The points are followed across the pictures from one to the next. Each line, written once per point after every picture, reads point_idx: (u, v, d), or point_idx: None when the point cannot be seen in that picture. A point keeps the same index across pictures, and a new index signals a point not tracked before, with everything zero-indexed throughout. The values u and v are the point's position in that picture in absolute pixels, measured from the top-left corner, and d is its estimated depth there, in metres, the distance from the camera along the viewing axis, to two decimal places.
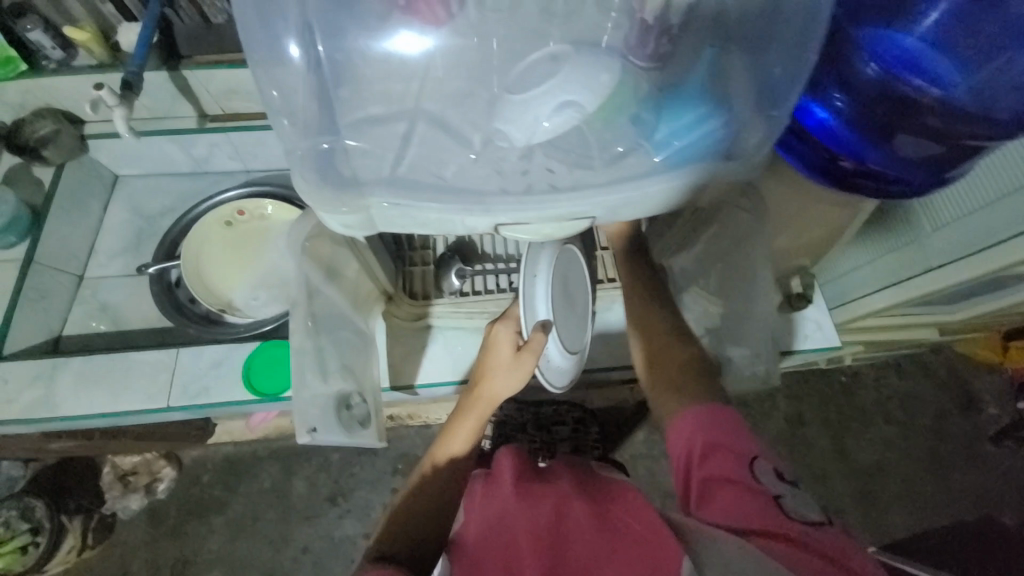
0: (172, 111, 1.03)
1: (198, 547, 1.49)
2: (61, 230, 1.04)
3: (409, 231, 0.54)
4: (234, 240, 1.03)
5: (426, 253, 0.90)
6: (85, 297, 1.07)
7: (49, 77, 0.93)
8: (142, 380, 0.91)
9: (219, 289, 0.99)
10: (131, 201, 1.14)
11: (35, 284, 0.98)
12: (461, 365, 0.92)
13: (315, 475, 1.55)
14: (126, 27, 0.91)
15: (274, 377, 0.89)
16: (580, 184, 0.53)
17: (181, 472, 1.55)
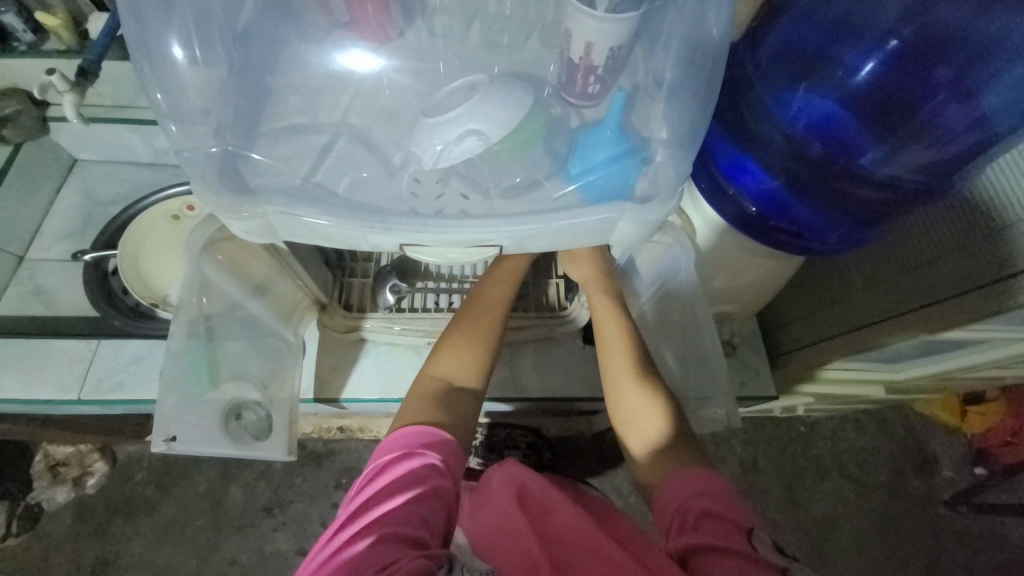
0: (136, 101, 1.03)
1: (121, 549, 1.42)
2: (8, 208, 1.02)
3: (313, 244, 0.53)
4: (178, 233, 1.00)
5: (368, 265, 0.89)
6: (24, 280, 1.04)
7: (12, 56, 0.93)
8: (57, 369, 0.89)
9: (160, 283, 0.97)
10: (86, 185, 1.12)
11: None
12: (389, 382, 0.90)
13: (254, 483, 1.49)
14: (96, 16, 0.92)
15: None
16: (489, 211, 0.53)
17: (115, 468, 1.48)
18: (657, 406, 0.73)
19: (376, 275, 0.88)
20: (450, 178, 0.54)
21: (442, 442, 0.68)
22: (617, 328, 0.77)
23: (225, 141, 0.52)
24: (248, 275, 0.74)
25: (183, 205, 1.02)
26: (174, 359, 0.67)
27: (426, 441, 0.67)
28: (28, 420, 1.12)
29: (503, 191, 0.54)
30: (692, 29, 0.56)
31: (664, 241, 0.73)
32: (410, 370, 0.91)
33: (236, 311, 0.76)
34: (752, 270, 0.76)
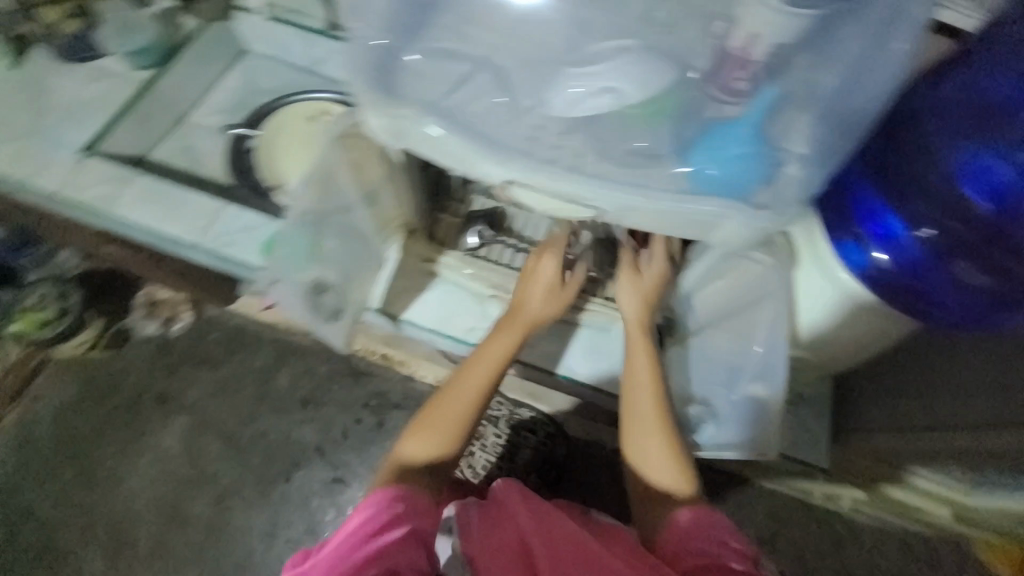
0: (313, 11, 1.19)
1: (181, 389, 1.68)
2: (184, 74, 1.18)
3: (431, 158, 0.58)
4: (306, 133, 1.11)
5: (460, 207, 0.92)
6: (171, 137, 1.17)
7: None
8: (188, 216, 1.01)
9: (281, 172, 1.08)
10: (248, 74, 1.27)
11: (145, 106, 1.13)
12: (447, 318, 0.95)
13: (298, 375, 1.69)
14: None
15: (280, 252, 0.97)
16: (598, 173, 0.53)
17: (196, 322, 1.74)
18: (669, 454, 0.78)
19: (465, 218, 0.92)
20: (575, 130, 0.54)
21: (411, 493, 0.73)
22: (645, 377, 0.80)
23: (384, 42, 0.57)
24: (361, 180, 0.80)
25: (320, 111, 1.13)
26: (292, 233, 0.81)
27: (396, 496, 0.73)
28: (150, 258, 1.31)
29: (622, 157, 0.54)
30: (871, 47, 0.53)
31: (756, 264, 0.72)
32: (468, 314, 0.95)
33: (343, 211, 0.82)
34: (858, 323, 0.71)
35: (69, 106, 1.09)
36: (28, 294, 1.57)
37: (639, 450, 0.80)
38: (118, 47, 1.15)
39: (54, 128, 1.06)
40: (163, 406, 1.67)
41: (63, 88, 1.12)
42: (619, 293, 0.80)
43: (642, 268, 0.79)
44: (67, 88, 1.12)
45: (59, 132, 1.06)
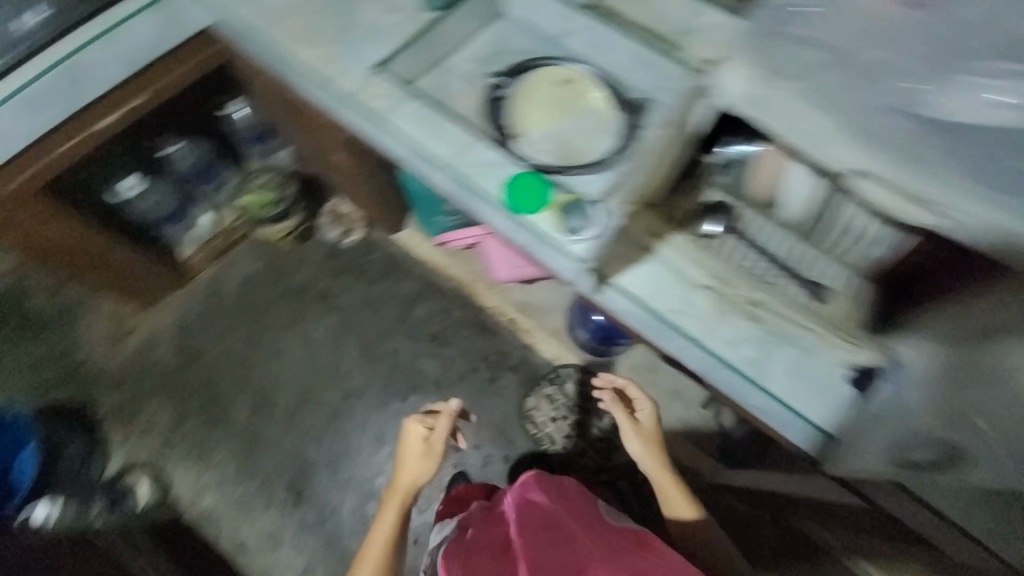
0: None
1: (341, 291, 1.96)
2: (461, 20, 1.32)
3: (781, 131, 0.64)
4: (556, 94, 1.22)
5: (701, 192, 0.98)
6: (435, 74, 1.32)
7: None
8: (445, 140, 1.11)
9: (528, 127, 1.19)
10: (503, 33, 1.40)
11: (426, 40, 1.27)
12: (656, 292, 1.00)
13: (436, 311, 1.95)
14: None
15: (530, 199, 1.01)
16: (953, 183, 0.54)
17: (366, 239, 2.03)
18: (685, 497, 1.15)
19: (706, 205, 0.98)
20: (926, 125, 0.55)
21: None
22: (657, 467, 1.18)
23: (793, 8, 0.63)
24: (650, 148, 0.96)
25: (569, 78, 1.23)
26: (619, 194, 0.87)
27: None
28: None
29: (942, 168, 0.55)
30: None
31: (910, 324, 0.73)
32: (676, 292, 0.99)
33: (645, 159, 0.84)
34: None
35: (370, 27, 1.25)
36: (255, 180, 1.82)
37: (667, 496, 1.16)
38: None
39: (357, 44, 1.22)
40: (323, 300, 1.95)
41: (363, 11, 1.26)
42: (631, 446, 1.21)
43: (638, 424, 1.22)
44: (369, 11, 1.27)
45: (361, 49, 1.22)
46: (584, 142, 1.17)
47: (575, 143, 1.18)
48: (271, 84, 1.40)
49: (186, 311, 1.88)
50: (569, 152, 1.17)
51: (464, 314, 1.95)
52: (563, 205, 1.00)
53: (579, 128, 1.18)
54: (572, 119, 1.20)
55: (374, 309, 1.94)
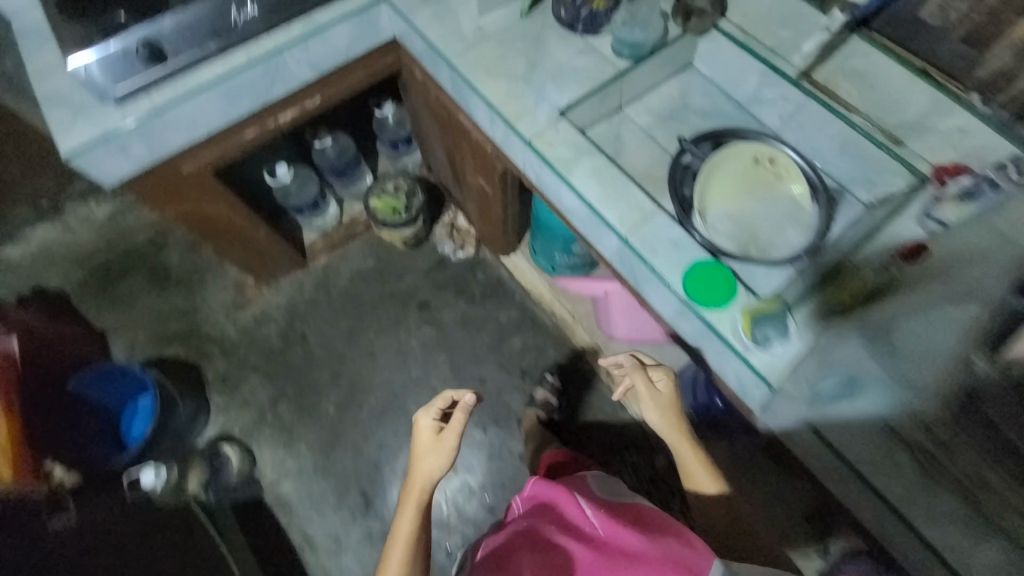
0: (794, 48, 1.17)
1: (441, 306, 1.95)
2: (651, 70, 1.23)
3: None
4: (752, 172, 1.10)
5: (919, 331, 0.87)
6: (611, 122, 1.25)
7: None
8: (624, 205, 1.04)
9: (717, 207, 1.08)
10: (686, 86, 1.29)
11: (611, 87, 1.19)
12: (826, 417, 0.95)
13: (531, 346, 1.89)
14: None
15: (715, 292, 0.96)
16: None
17: (475, 258, 2.01)
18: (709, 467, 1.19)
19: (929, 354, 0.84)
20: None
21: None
22: (677, 436, 1.19)
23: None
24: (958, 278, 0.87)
25: (768, 156, 1.11)
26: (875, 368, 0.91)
27: None
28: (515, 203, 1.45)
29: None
30: None
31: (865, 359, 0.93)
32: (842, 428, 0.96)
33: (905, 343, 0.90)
34: None
35: (558, 66, 1.19)
36: (388, 183, 1.83)
37: (690, 468, 1.19)
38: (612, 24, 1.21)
39: (543, 83, 1.17)
40: (423, 311, 1.94)
41: (553, 48, 1.21)
42: (648, 417, 1.21)
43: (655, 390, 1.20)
44: (559, 47, 1.21)
45: (546, 88, 1.17)
46: (778, 232, 1.06)
47: (768, 231, 1.06)
48: (439, 101, 1.39)
49: (297, 295, 1.93)
50: (760, 241, 1.05)
51: (558, 354, 1.88)
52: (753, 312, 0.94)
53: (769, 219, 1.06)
54: (767, 203, 1.08)
55: (472, 330, 1.91)
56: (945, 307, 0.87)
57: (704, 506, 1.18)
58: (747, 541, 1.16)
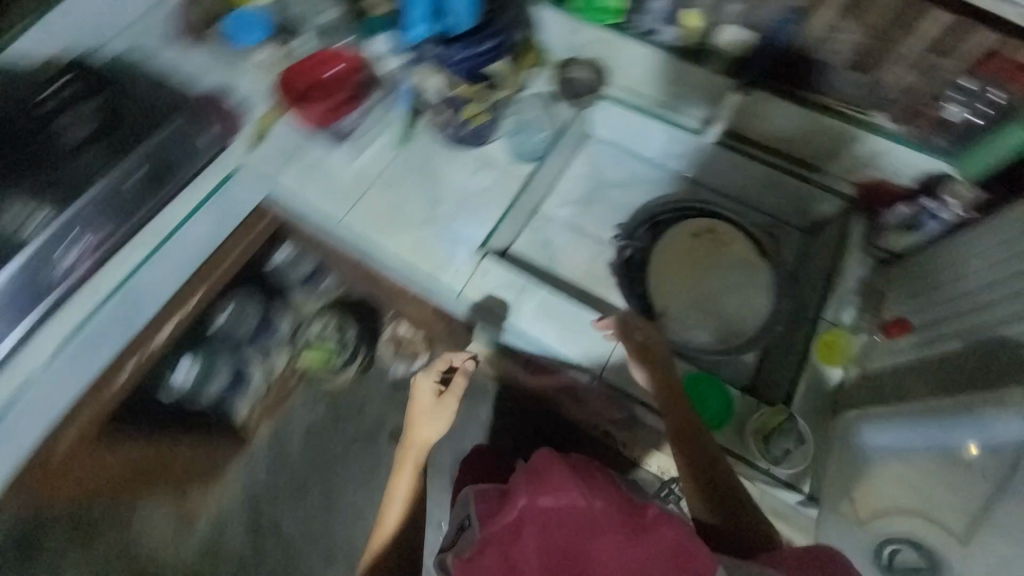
0: (686, 106, 1.10)
1: None
2: (553, 163, 1.15)
3: None
4: (699, 252, 1.08)
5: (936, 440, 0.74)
6: (533, 232, 1.14)
7: (626, 42, 1.07)
8: (588, 340, 0.96)
9: (677, 304, 1.03)
10: (592, 161, 1.20)
11: (521, 200, 1.10)
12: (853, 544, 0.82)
13: None
14: (728, 27, 0.99)
15: (702, 407, 0.91)
16: None
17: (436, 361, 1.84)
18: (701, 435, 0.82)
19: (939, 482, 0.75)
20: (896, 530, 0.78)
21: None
22: (660, 390, 0.86)
23: (1021, 360, 0.68)
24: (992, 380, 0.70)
25: (706, 228, 1.10)
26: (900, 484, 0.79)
27: None
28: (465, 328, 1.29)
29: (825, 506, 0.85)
30: None
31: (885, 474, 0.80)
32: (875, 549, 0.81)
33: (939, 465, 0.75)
34: None
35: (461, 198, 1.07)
36: (312, 329, 1.60)
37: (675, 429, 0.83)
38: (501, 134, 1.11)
39: (450, 222, 1.05)
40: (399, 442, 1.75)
41: (447, 179, 1.08)
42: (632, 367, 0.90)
43: (642, 342, 0.90)
44: (454, 177, 1.08)
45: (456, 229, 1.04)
46: (744, 310, 1.03)
47: (734, 312, 1.02)
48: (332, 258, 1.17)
49: (252, 480, 1.69)
50: (730, 326, 1.01)
51: None
52: (762, 423, 0.88)
53: (731, 296, 1.03)
54: (724, 284, 1.04)
55: None
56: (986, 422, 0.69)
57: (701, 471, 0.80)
58: (750, 530, 0.76)
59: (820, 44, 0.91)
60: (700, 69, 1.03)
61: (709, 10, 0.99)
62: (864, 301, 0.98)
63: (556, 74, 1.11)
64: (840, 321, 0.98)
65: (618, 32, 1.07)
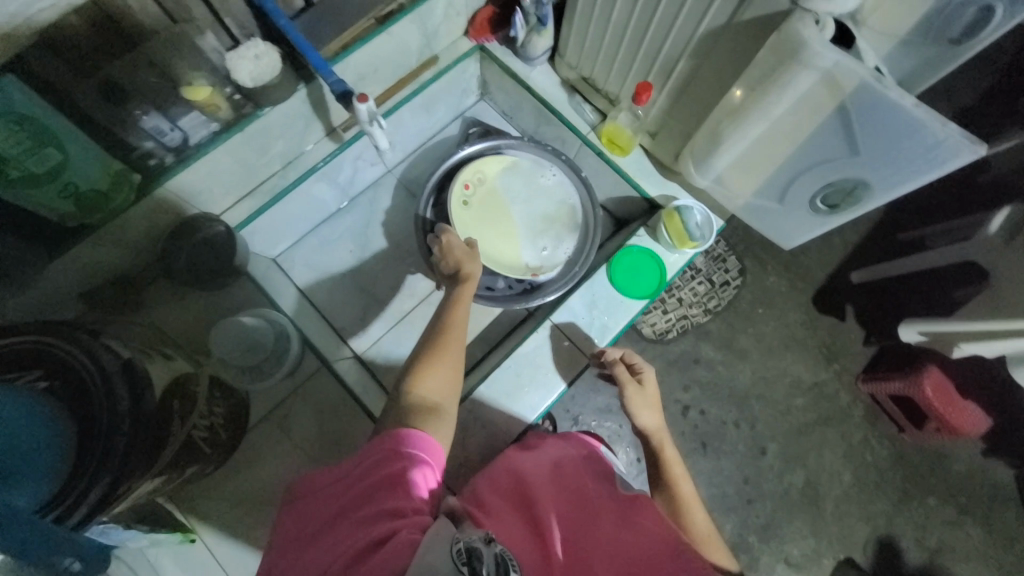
0: (306, 142, 0.90)
1: None
2: (309, 318, 0.91)
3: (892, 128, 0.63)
4: (487, 201, 0.96)
5: (735, 137, 0.74)
6: (402, 340, 0.99)
7: (173, 177, 0.74)
8: (552, 363, 0.86)
9: (524, 256, 0.95)
10: (315, 265, 1.01)
11: (345, 376, 0.83)
12: (784, 230, 0.89)
13: None
14: (234, 58, 0.72)
15: (646, 273, 0.90)
16: None
17: None
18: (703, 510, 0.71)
19: (783, 165, 0.75)
20: (811, 193, 0.77)
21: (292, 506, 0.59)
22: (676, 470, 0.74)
23: (743, 27, 0.64)
24: (722, 49, 0.68)
25: (474, 176, 0.97)
26: (765, 178, 0.80)
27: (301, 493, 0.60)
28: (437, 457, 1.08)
29: (746, 214, 0.90)
30: None
31: (754, 178, 0.81)
32: (803, 228, 0.86)
33: (774, 142, 0.72)
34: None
35: (307, 453, 0.79)
36: None
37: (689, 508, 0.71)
38: (228, 368, 0.78)
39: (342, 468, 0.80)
40: None
41: (274, 459, 0.78)
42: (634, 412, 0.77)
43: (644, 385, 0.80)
44: (271, 450, 0.78)
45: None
46: (551, 196, 0.98)
47: (550, 205, 0.98)
48: None
49: None
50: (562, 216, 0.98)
51: None
52: (674, 226, 0.89)
53: (537, 198, 0.98)
54: (519, 200, 0.98)
55: None
56: (762, 95, 0.66)
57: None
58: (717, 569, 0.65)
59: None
60: (269, 115, 0.80)
61: (210, 72, 0.72)
62: (578, 93, 0.98)
63: (179, 262, 0.82)
64: (592, 123, 0.97)
65: (160, 178, 0.74)
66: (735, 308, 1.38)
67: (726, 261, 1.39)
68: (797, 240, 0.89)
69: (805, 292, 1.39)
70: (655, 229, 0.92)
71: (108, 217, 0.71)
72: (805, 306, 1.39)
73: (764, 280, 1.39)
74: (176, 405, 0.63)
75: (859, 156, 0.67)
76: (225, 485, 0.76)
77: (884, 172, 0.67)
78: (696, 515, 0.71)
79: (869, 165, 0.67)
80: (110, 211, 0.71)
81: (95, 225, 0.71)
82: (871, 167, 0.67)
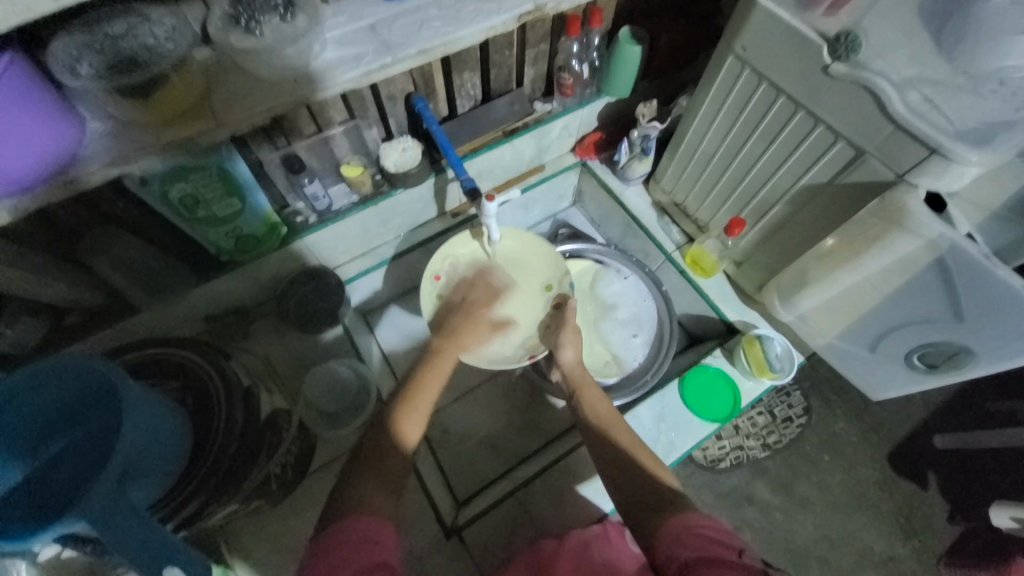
0: (420, 219, 1.01)
1: None
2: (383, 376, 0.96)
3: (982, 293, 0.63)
4: (465, 286, 0.89)
5: (825, 280, 0.76)
6: (461, 413, 1.01)
7: (311, 234, 0.85)
8: None
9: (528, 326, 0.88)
10: (395, 327, 1.09)
11: None
12: (876, 379, 0.86)
13: None
14: (387, 148, 0.87)
15: (718, 397, 0.90)
16: None
17: None
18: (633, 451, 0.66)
19: (874, 317, 0.76)
20: (906, 348, 0.76)
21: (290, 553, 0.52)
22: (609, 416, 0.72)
23: (842, 188, 0.70)
24: (816, 202, 0.74)
25: (444, 262, 0.89)
26: (854, 326, 0.80)
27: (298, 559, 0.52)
28: None
29: (829, 355, 0.89)
30: None
31: (840, 324, 0.82)
32: (895, 380, 0.83)
33: (866, 293, 0.74)
34: None
35: None
36: None
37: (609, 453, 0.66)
38: (314, 412, 0.84)
39: None
40: None
41: (324, 510, 0.79)
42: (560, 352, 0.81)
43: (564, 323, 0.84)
44: (323, 501, 0.79)
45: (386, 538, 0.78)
46: (548, 253, 0.91)
47: (628, 310, 1.05)
48: None
49: None
50: (586, 311, 1.05)
51: None
52: (755, 355, 0.89)
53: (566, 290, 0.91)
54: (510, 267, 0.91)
55: None
56: (856, 251, 0.70)
57: (637, 492, 0.60)
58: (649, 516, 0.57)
59: (454, 99, 0.92)
60: (400, 195, 0.91)
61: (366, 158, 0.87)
62: (666, 215, 1.06)
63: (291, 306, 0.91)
64: (678, 243, 1.04)
65: (300, 232, 0.85)
66: (798, 450, 1.29)
67: (790, 396, 1.32)
68: (888, 392, 0.86)
69: (879, 447, 1.28)
70: (733, 353, 0.93)
71: (252, 258, 0.82)
72: (879, 464, 1.27)
73: (830, 425, 1.30)
74: (268, 439, 0.68)
75: (965, 323, 0.67)
76: (275, 525, 0.77)
77: (989, 340, 0.66)
78: (620, 436, 0.68)
79: (978, 332, 0.67)
80: (255, 253, 0.82)
81: (240, 262, 0.81)
82: (977, 334, 0.67)
